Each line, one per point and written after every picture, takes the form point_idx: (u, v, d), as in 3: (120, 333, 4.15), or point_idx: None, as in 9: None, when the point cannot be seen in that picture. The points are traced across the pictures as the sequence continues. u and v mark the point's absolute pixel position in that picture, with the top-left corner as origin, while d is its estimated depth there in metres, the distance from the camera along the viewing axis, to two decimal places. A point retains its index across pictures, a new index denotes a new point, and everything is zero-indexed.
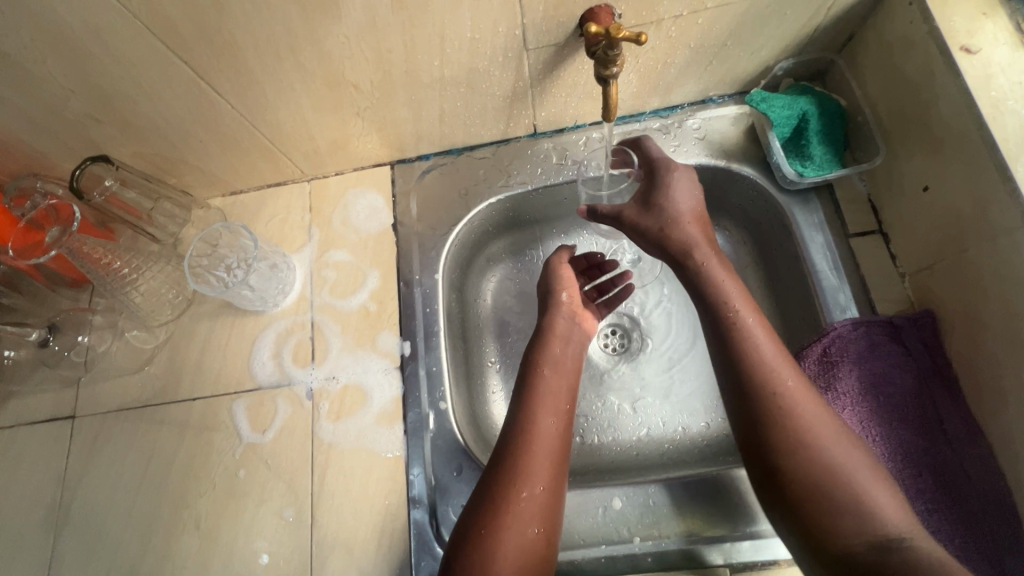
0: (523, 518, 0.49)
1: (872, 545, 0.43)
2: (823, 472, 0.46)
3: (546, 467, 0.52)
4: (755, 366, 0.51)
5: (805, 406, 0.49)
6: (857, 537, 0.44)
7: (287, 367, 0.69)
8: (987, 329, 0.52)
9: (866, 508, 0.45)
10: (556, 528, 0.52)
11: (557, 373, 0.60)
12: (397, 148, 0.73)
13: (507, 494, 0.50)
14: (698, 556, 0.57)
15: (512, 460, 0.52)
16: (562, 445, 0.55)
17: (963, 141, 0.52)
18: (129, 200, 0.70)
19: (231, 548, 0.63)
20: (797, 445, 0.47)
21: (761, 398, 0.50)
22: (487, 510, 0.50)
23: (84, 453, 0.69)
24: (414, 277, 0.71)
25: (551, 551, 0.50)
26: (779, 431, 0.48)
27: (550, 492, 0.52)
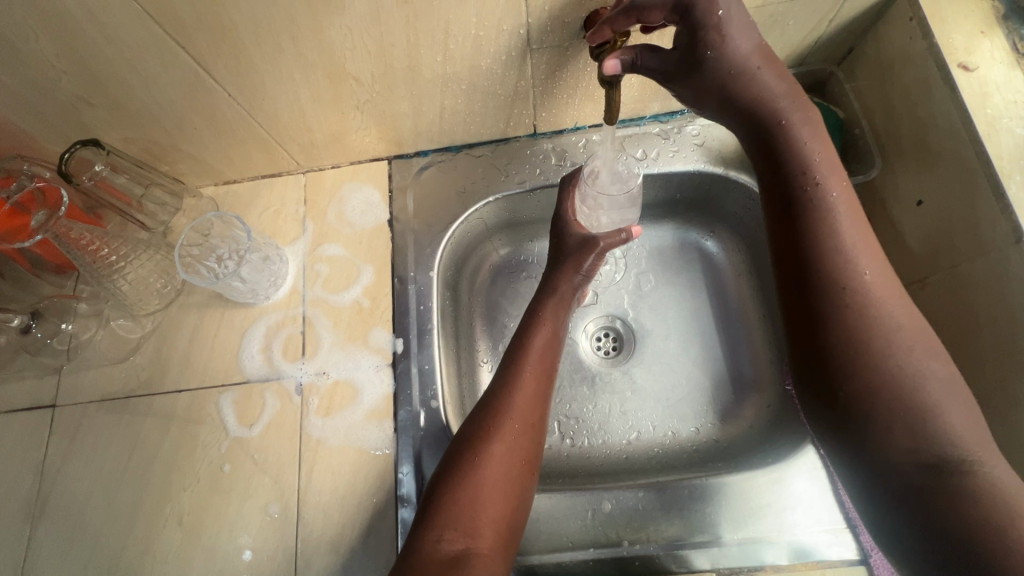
0: (509, 443, 0.53)
1: (923, 465, 0.44)
2: (890, 384, 0.45)
3: (534, 403, 0.57)
4: (831, 272, 0.50)
5: (884, 311, 0.47)
6: (914, 451, 0.44)
7: (276, 361, 0.68)
8: (976, 342, 0.52)
9: (927, 423, 0.44)
10: (539, 461, 0.55)
11: (544, 340, 0.62)
12: (395, 143, 0.73)
13: (496, 423, 0.54)
14: (685, 561, 0.57)
15: (501, 393, 0.56)
16: (549, 388, 0.59)
17: (958, 155, 0.53)
18: (118, 184, 0.67)
19: (214, 544, 0.62)
20: (856, 351, 0.47)
21: (834, 296, 0.49)
22: (477, 436, 0.53)
23: (64, 443, 0.67)
24: (410, 274, 0.70)
25: (526, 487, 0.53)
26: (848, 337, 0.47)
27: (533, 427, 0.56)
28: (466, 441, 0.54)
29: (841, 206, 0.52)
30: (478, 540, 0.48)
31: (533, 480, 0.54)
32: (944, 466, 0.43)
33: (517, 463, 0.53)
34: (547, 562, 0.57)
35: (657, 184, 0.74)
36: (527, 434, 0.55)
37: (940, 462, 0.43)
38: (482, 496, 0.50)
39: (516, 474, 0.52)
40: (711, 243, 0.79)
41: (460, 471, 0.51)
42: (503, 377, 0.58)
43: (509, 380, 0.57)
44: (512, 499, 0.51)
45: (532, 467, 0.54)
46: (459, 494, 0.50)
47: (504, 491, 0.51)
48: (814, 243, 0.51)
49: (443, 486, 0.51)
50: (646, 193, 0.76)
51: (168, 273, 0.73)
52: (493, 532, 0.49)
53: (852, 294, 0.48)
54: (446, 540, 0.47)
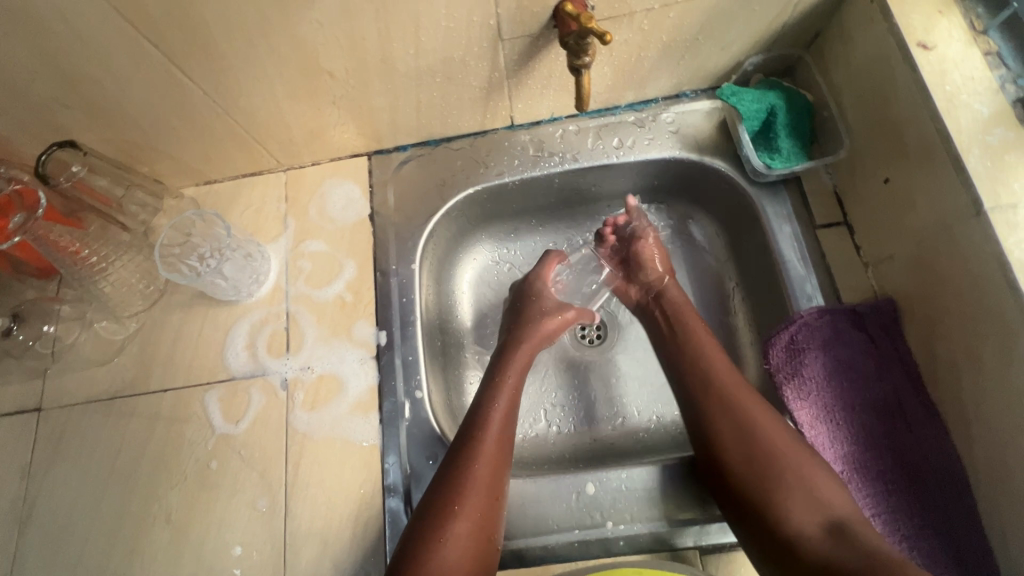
0: (468, 533, 0.51)
1: (824, 533, 0.49)
2: (778, 473, 0.53)
3: (495, 459, 0.55)
4: (715, 397, 0.58)
5: (758, 415, 0.56)
6: (813, 520, 0.50)
7: (261, 357, 0.69)
8: (944, 315, 0.54)
9: (820, 500, 0.51)
10: (500, 527, 0.54)
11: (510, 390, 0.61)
12: (373, 138, 0.73)
13: (454, 498, 0.52)
14: (670, 539, 0.58)
15: (460, 462, 0.54)
16: (510, 443, 0.58)
17: (919, 131, 0.53)
18: (98, 186, 0.67)
19: (203, 540, 0.62)
20: (751, 453, 0.54)
21: (723, 436, 0.56)
22: (434, 513, 0.51)
23: (51, 445, 0.68)
24: (391, 267, 0.71)
25: (492, 549, 0.52)
26: (740, 450, 0.54)
27: (495, 502, 0.54)
28: (428, 516, 0.51)
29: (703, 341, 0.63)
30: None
31: (497, 540, 0.53)
32: (845, 530, 0.49)
33: (483, 539, 0.51)
34: (533, 545, 0.58)
35: (634, 173, 0.75)
36: (490, 507, 0.53)
37: (835, 525, 0.50)
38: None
39: (479, 551, 0.51)
40: (693, 227, 0.79)
41: (428, 535, 0.50)
42: (460, 442, 0.56)
43: (471, 435, 0.56)
44: (479, 561, 0.50)
45: (496, 528, 0.53)
46: (426, 557, 0.49)
47: (470, 564, 0.50)
48: (697, 375, 0.60)
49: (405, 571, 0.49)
50: (624, 181, 0.77)
51: (151, 274, 0.73)
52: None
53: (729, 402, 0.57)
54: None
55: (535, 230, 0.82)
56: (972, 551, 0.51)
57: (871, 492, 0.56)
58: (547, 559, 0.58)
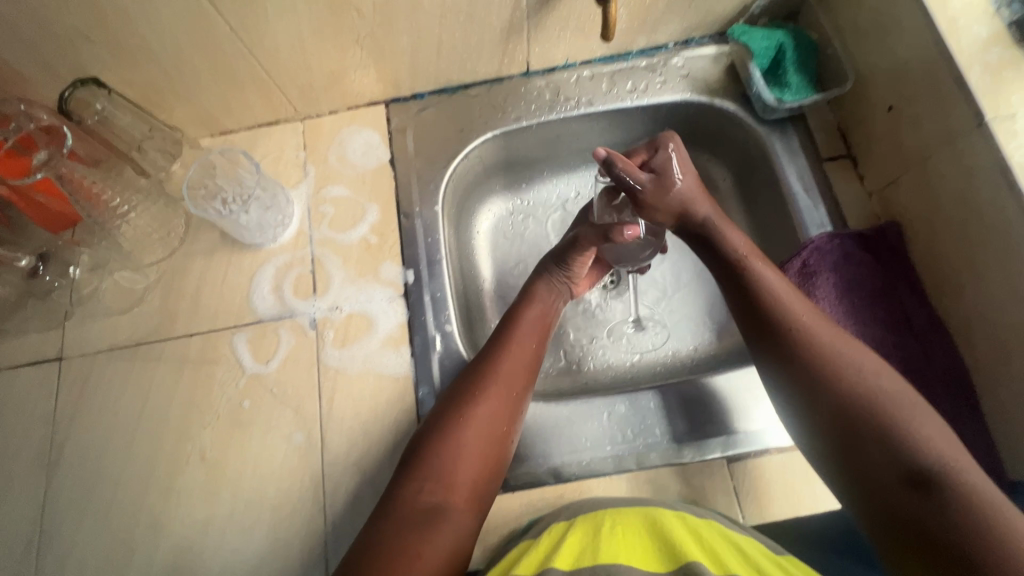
0: (484, 427, 0.53)
1: (907, 482, 0.42)
2: (866, 407, 0.45)
3: (520, 369, 0.57)
4: (780, 316, 0.51)
5: (841, 353, 0.48)
6: (892, 470, 0.43)
7: (288, 299, 0.69)
8: (948, 228, 0.58)
9: (907, 444, 0.43)
10: (518, 425, 0.57)
11: (540, 308, 0.64)
12: (392, 84, 0.74)
13: (483, 386, 0.55)
14: (698, 452, 0.60)
15: (491, 358, 0.57)
16: (536, 357, 0.60)
17: (923, 56, 0.57)
18: (120, 126, 0.68)
19: (239, 476, 0.63)
20: (842, 398, 0.46)
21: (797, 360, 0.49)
22: (463, 397, 0.54)
23: (75, 392, 0.67)
24: (415, 210, 0.72)
25: (506, 449, 0.55)
26: (813, 379, 0.48)
27: (520, 401, 0.57)
28: (453, 401, 0.54)
29: (780, 287, 0.53)
30: (452, 494, 0.50)
31: (510, 446, 0.55)
32: (933, 483, 0.41)
33: (498, 430, 0.54)
34: (569, 462, 0.60)
35: (647, 117, 0.78)
36: (512, 404, 0.56)
37: (921, 475, 0.42)
38: (463, 458, 0.51)
39: (495, 440, 0.54)
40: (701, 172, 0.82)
41: (448, 423, 0.53)
42: (491, 347, 0.59)
43: (499, 346, 0.58)
44: (489, 459, 0.53)
45: (513, 432, 0.56)
46: (444, 444, 0.51)
47: (487, 446, 0.53)
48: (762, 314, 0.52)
49: (425, 445, 0.52)
50: (636, 127, 0.79)
51: (171, 223, 0.73)
52: (468, 489, 0.51)
53: (802, 335, 0.50)
54: (425, 491, 0.49)
55: (549, 178, 0.84)
56: (978, 441, 0.56)
57: None
58: (583, 475, 0.60)
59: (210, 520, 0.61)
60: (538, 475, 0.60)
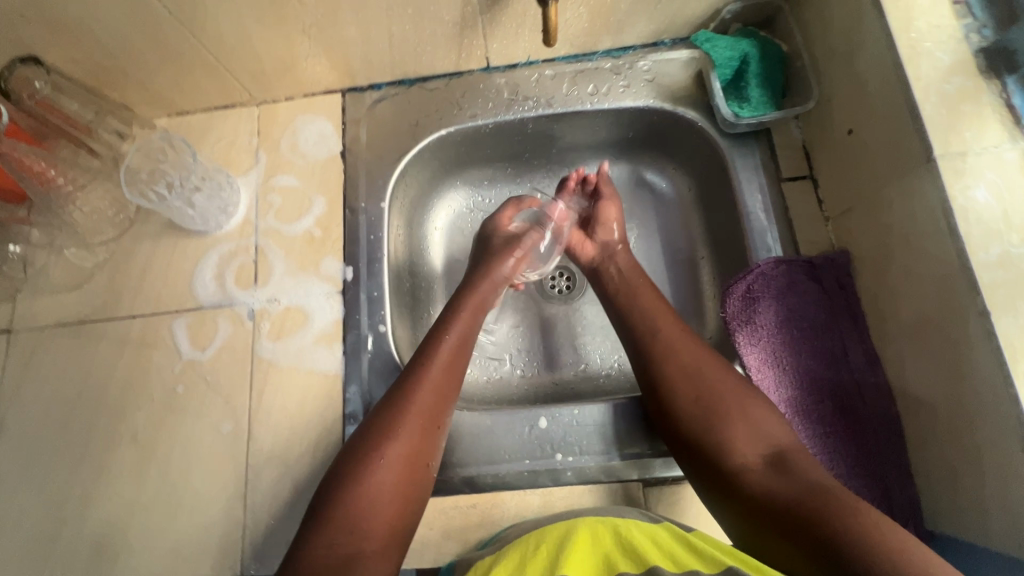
0: (398, 470, 0.51)
1: (763, 459, 0.50)
2: (721, 397, 0.54)
3: (436, 400, 0.55)
4: (653, 323, 0.61)
5: (701, 356, 0.58)
6: (753, 452, 0.51)
7: (229, 288, 0.70)
8: (891, 264, 0.55)
9: (760, 429, 0.52)
10: (437, 455, 0.55)
11: (463, 328, 0.61)
12: (346, 73, 0.73)
13: (394, 424, 0.53)
14: (617, 472, 0.59)
15: (407, 391, 0.55)
16: (456, 382, 0.58)
17: (883, 80, 0.53)
18: (65, 107, 0.67)
19: (168, 459, 0.64)
20: (702, 391, 0.55)
21: (664, 359, 0.58)
22: (372, 437, 0.52)
23: (20, 366, 0.69)
24: (360, 205, 0.71)
25: (425, 484, 0.53)
26: (681, 375, 0.56)
27: (438, 433, 0.55)
28: (365, 440, 0.52)
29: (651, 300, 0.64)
30: (367, 543, 0.48)
31: (429, 481, 0.54)
32: (783, 458, 0.50)
33: (414, 467, 0.52)
34: (485, 473, 0.60)
35: (610, 121, 0.75)
36: (428, 438, 0.54)
37: (774, 453, 0.50)
38: (379, 503, 0.50)
39: (412, 478, 0.52)
40: (664, 181, 0.79)
41: (358, 468, 0.50)
42: (406, 375, 0.56)
43: (413, 375, 0.56)
44: (406, 499, 0.51)
45: (432, 464, 0.54)
46: (355, 492, 0.49)
47: (402, 489, 0.51)
48: (638, 322, 0.62)
49: (336, 492, 0.50)
50: (599, 130, 0.76)
51: (121, 202, 0.73)
52: (385, 533, 0.49)
53: (670, 340, 0.59)
54: (337, 545, 0.47)
55: (509, 177, 0.82)
56: (899, 487, 0.54)
57: (810, 433, 0.58)
58: (497, 488, 0.60)
59: (137, 500, 0.63)
60: (452, 483, 0.60)
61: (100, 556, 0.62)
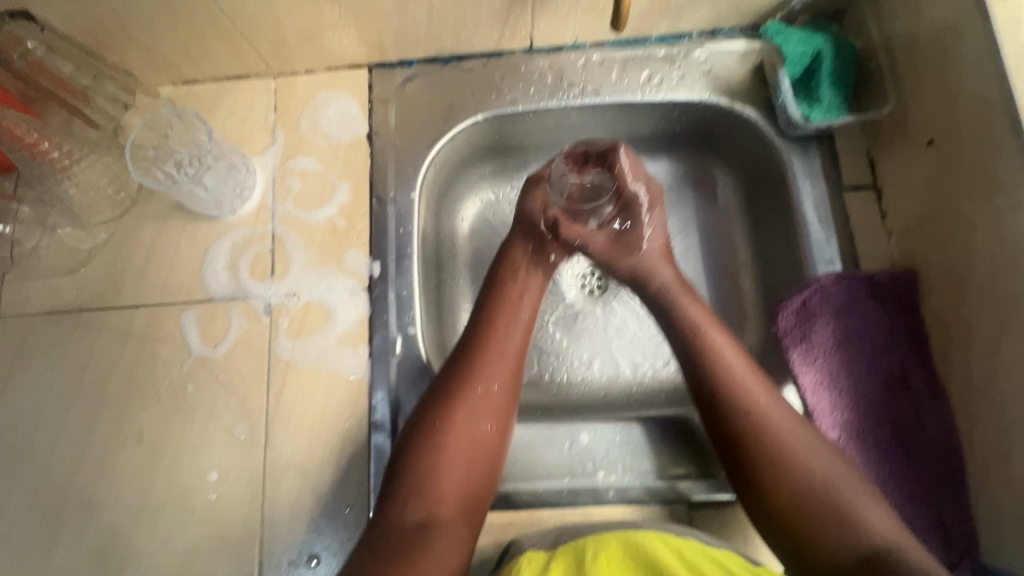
0: (465, 437, 0.50)
1: (860, 558, 0.43)
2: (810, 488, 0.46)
3: (501, 364, 0.54)
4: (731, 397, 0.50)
5: (788, 436, 0.48)
6: (847, 549, 0.44)
7: (243, 279, 0.64)
8: (968, 289, 0.52)
9: (856, 527, 0.44)
10: (511, 425, 0.54)
11: (522, 290, 0.60)
12: (376, 47, 0.66)
13: (462, 390, 0.52)
14: (661, 493, 0.57)
15: (474, 357, 0.54)
16: (523, 350, 0.57)
17: (981, 89, 0.49)
18: (59, 70, 0.61)
19: (176, 464, 0.60)
20: (790, 482, 0.47)
21: (744, 441, 0.49)
22: (440, 403, 0.51)
23: (9, 357, 0.63)
24: (389, 194, 0.65)
25: (498, 453, 0.52)
26: (763, 460, 0.48)
27: (508, 399, 0.53)
28: (431, 406, 0.51)
29: (732, 360, 0.52)
30: (440, 509, 0.48)
31: (502, 453, 0.53)
32: (884, 561, 0.42)
33: (482, 431, 0.51)
34: (521, 490, 0.57)
35: (659, 114, 0.70)
36: (498, 407, 0.53)
37: (873, 554, 0.43)
38: (448, 469, 0.49)
39: (484, 446, 0.51)
40: (708, 180, 0.74)
41: (427, 433, 0.50)
42: (469, 341, 0.56)
43: (477, 339, 0.55)
44: (475, 468, 0.50)
45: (506, 435, 0.53)
46: (424, 457, 0.49)
47: (470, 457, 0.50)
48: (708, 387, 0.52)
49: (404, 458, 0.49)
50: (645, 123, 0.71)
51: (122, 179, 0.67)
52: (456, 499, 0.49)
53: (753, 416, 0.49)
54: (410, 508, 0.47)
55: (543, 169, 0.76)
56: (955, 521, 0.52)
57: (865, 460, 0.55)
58: (534, 506, 0.56)
59: (144, 507, 0.59)
60: None
61: (104, 566, 0.57)
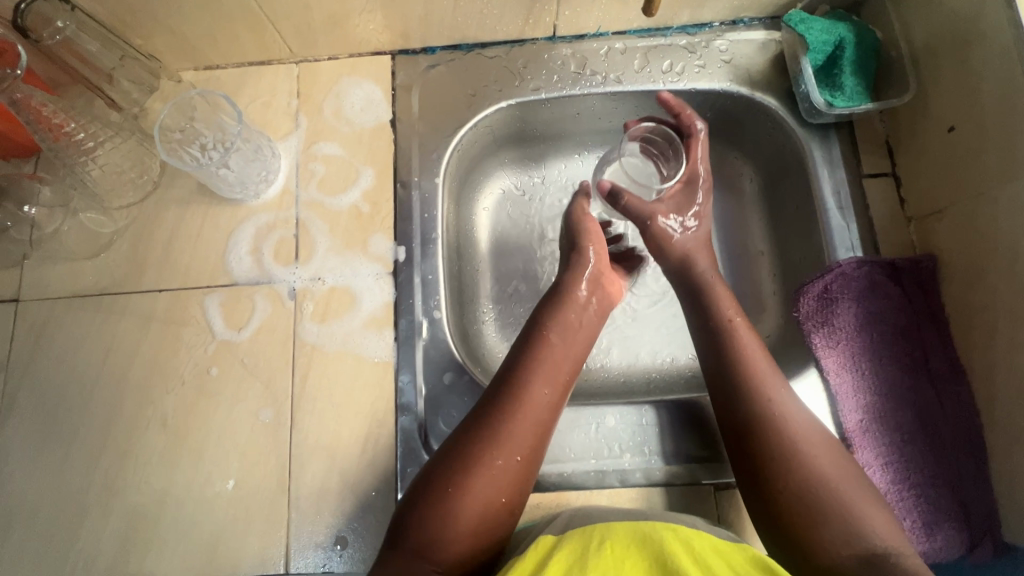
0: (483, 504, 0.48)
1: (859, 561, 0.44)
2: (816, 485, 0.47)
3: (528, 434, 0.52)
4: (749, 389, 0.52)
5: (800, 435, 0.50)
6: (848, 551, 0.44)
7: (267, 264, 0.64)
8: (990, 272, 0.53)
9: (857, 529, 0.45)
10: (526, 492, 0.52)
11: (558, 343, 0.57)
12: (401, 34, 0.66)
13: (484, 455, 0.50)
14: (685, 475, 0.57)
15: (500, 419, 0.51)
16: (550, 423, 0.54)
17: (1004, 75, 0.50)
18: (87, 52, 0.60)
19: (201, 447, 0.60)
20: (797, 477, 0.48)
21: (756, 434, 0.50)
22: (458, 462, 0.49)
23: (31, 340, 0.62)
24: (413, 179, 0.66)
25: (511, 520, 0.50)
26: (774, 454, 0.49)
27: (532, 457, 0.52)
28: (451, 461, 0.50)
29: (753, 352, 0.54)
30: (442, 567, 0.46)
31: (514, 519, 0.51)
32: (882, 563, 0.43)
33: (498, 499, 0.49)
34: (548, 472, 0.57)
35: None
36: (518, 475, 0.50)
37: (871, 556, 0.43)
38: (460, 529, 0.47)
39: (497, 513, 0.49)
40: (725, 170, 0.75)
41: (443, 488, 0.48)
42: (496, 398, 0.53)
43: (506, 399, 0.53)
44: (486, 534, 0.48)
45: (520, 503, 0.51)
46: (435, 514, 0.47)
47: (484, 521, 0.48)
48: (728, 374, 0.53)
49: (416, 510, 0.48)
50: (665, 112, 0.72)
51: (145, 163, 0.67)
52: (461, 562, 0.47)
53: (770, 412, 0.51)
54: (417, 560, 0.46)
55: (562, 158, 0.77)
56: (976, 501, 0.53)
57: (888, 441, 0.56)
58: (561, 487, 0.57)
59: (169, 490, 0.58)
60: None
61: (129, 550, 0.57)
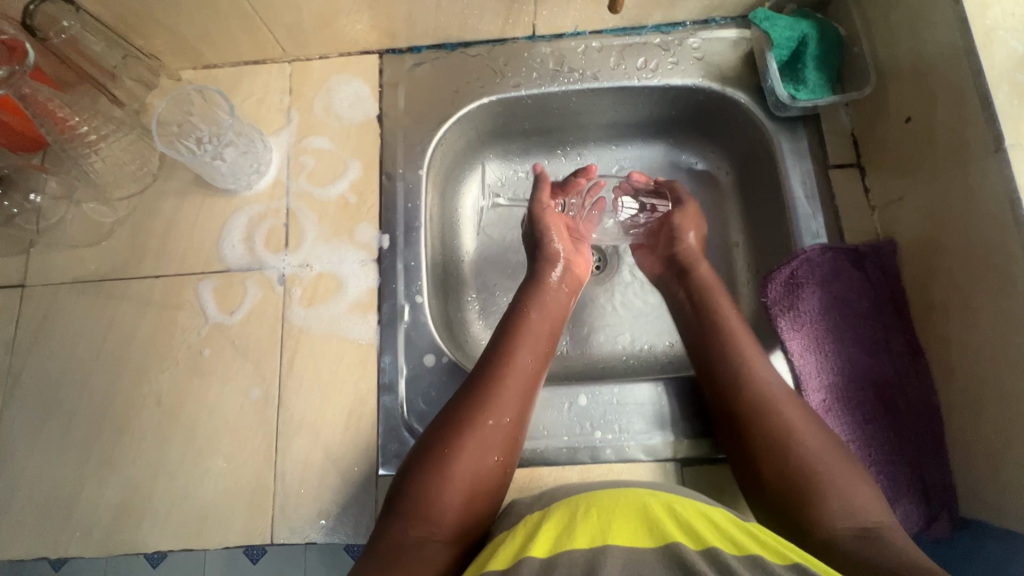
0: (472, 464, 0.51)
1: (856, 532, 0.45)
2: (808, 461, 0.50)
3: (514, 399, 0.55)
4: (739, 376, 0.56)
5: (791, 416, 0.53)
6: (844, 523, 0.46)
7: (258, 251, 0.67)
8: (944, 256, 0.55)
9: (851, 502, 0.47)
10: (515, 457, 0.54)
11: (538, 317, 0.62)
12: (386, 34, 0.70)
13: (473, 417, 0.53)
14: (654, 451, 0.60)
15: (489, 387, 0.55)
16: (533, 389, 0.57)
17: (952, 67, 0.52)
18: (93, 51, 0.65)
19: (193, 424, 0.63)
20: (791, 454, 0.50)
21: (750, 416, 0.53)
22: (450, 427, 0.52)
23: (36, 322, 0.66)
24: (398, 171, 0.69)
25: (503, 482, 0.52)
26: (768, 435, 0.52)
27: (518, 422, 0.55)
28: (444, 429, 0.52)
29: (740, 339, 0.59)
30: (438, 528, 0.47)
31: (505, 481, 0.53)
32: (878, 534, 0.45)
33: (489, 460, 0.52)
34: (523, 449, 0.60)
35: (655, 99, 0.73)
36: (507, 437, 0.53)
37: (866, 528, 0.45)
38: (452, 489, 0.49)
39: (488, 476, 0.51)
40: (702, 164, 0.78)
41: (436, 453, 0.51)
42: (484, 369, 0.57)
43: (494, 369, 0.56)
44: (479, 495, 0.50)
45: (510, 466, 0.54)
46: (431, 477, 0.49)
47: (476, 481, 0.50)
48: (721, 361, 0.58)
49: (413, 476, 0.50)
50: (642, 108, 0.75)
51: (144, 155, 0.70)
52: (457, 522, 0.48)
53: (762, 396, 0.54)
54: (414, 526, 0.47)
55: (545, 153, 0.80)
56: (934, 475, 0.55)
57: (849, 420, 0.58)
58: (535, 463, 0.59)
59: (162, 464, 0.61)
60: None
61: (123, 520, 0.60)
